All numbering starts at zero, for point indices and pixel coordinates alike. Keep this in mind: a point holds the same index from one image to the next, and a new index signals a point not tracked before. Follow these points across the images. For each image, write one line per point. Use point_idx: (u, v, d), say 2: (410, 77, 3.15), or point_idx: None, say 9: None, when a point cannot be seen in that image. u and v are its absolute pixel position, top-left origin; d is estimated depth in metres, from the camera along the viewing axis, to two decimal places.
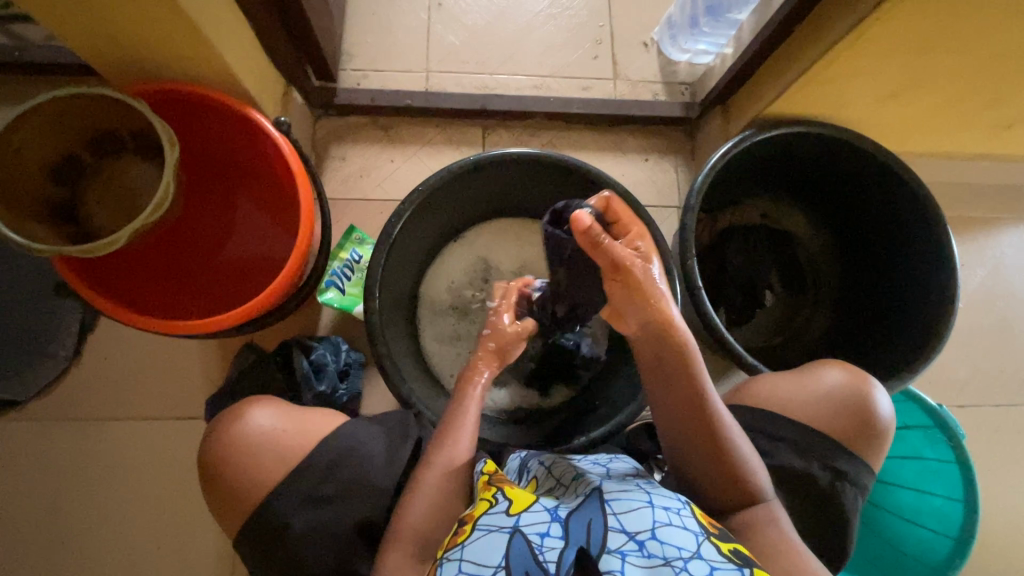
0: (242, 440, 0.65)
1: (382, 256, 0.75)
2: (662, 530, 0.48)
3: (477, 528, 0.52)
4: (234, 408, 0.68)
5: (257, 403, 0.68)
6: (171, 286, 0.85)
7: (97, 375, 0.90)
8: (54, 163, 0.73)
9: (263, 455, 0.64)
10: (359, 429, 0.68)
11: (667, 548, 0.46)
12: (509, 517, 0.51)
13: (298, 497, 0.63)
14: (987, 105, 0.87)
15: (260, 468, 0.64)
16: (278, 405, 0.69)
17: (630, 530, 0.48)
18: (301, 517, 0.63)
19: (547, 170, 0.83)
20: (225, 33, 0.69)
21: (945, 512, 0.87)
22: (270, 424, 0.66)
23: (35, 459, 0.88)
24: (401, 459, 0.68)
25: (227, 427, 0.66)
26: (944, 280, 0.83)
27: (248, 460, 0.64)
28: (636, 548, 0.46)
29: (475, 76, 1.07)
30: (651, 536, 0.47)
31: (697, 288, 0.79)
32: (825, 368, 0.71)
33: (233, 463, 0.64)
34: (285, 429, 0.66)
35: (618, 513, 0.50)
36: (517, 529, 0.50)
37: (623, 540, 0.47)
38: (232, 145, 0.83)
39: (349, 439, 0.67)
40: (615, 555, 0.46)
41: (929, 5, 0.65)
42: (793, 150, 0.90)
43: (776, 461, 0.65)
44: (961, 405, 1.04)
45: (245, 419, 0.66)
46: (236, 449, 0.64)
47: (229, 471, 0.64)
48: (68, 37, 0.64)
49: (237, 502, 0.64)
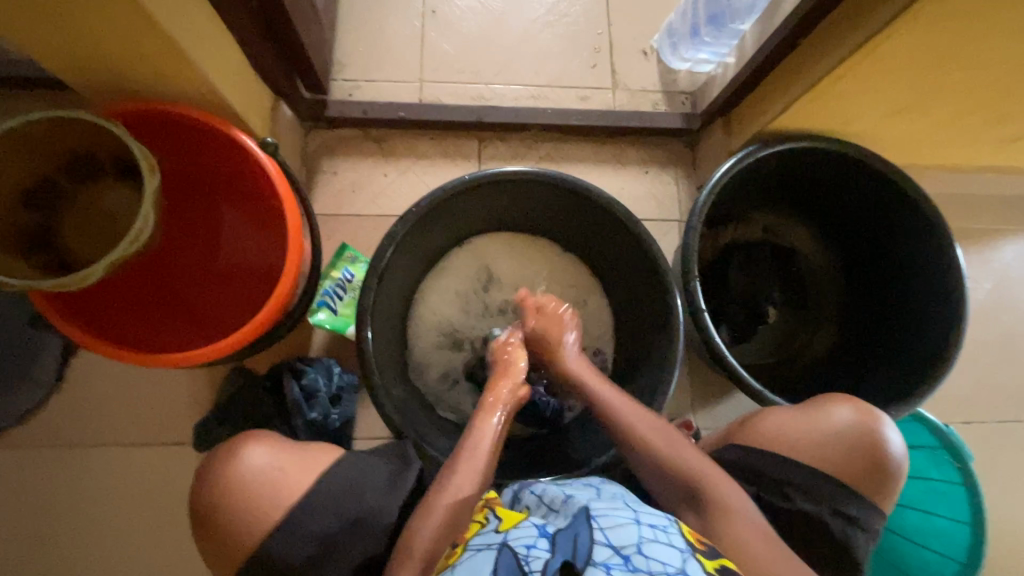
0: (238, 479, 0.61)
1: (374, 281, 0.72)
2: (648, 546, 0.46)
3: (467, 548, 0.52)
4: (228, 447, 0.64)
5: (253, 439, 0.64)
6: (156, 310, 0.82)
7: (82, 402, 0.87)
8: (30, 189, 0.70)
9: (262, 494, 0.60)
10: (356, 464, 0.65)
11: (652, 563, 0.44)
12: (498, 534, 0.52)
13: (300, 536, 0.59)
14: (995, 120, 0.85)
15: (260, 504, 0.60)
16: (275, 441, 0.65)
17: (614, 545, 0.46)
18: (303, 555, 0.59)
19: (544, 187, 0.80)
20: (207, 49, 0.66)
21: (950, 534, 0.85)
22: (267, 461, 0.62)
23: (18, 487, 0.85)
24: (405, 485, 0.65)
25: (222, 464, 0.63)
26: (952, 301, 0.81)
27: (245, 499, 0.60)
28: (621, 562, 0.45)
29: (470, 85, 1.04)
30: (637, 551, 0.45)
31: (700, 310, 0.77)
32: (836, 405, 0.69)
33: (231, 502, 0.61)
34: (283, 466, 0.62)
35: (604, 529, 0.49)
36: (504, 543, 0.50)
37: (609, 554, 0.46)
38: (216, 164, 0.80)
39: (350, 471, 0.63)
40: (600, 566, 0.44)
41: (941, 22, 0.63)
42: (797, 165, 0.88)
43: (788, 505, 0.63)
44: (965, 422, 1.02)
45: (240, 457, 0.62)
46: (235, 488, 0.61)
47: (225, 512, 0.61)
48: (43, 57, 0.61)
49: (234, 543, 0.60)
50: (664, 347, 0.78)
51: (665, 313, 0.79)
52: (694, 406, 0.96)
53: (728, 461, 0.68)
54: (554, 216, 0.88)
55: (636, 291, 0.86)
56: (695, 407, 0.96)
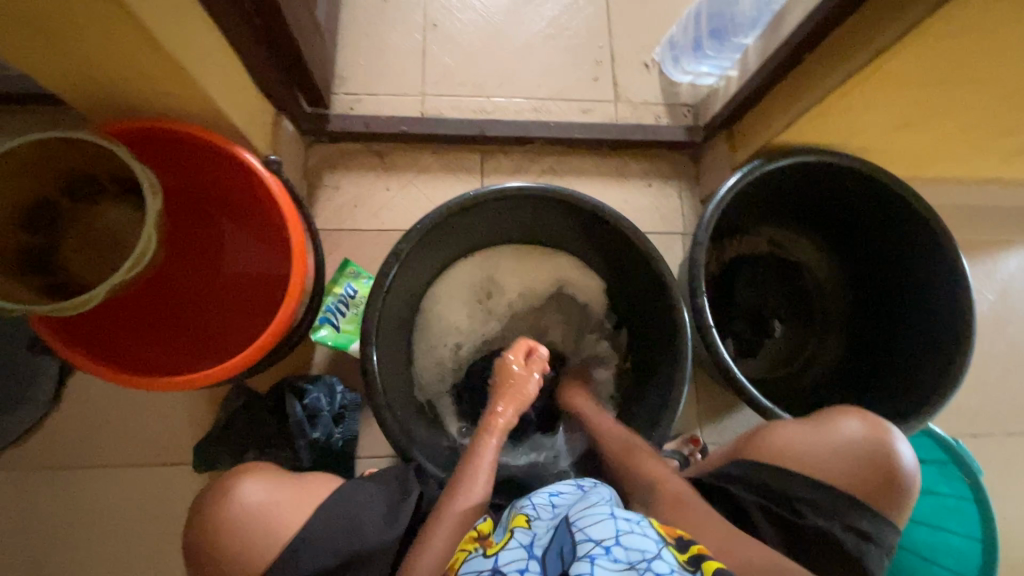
0: (231, 517, 0.58)
1: (379, 299, 0.71)
2: (626, 536, 0.46)
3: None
4: (220, 482, 0.61)
5: (245, 474, 0.61)
6: (158, 328, 0.81)
7: (79, 422, 0.85)
8: (30, 209, 0.68)
9: (256, 534, 0.57)
10: (356, 492, 0.63)
11: (631, 552, 0.44)
12: (486, 558, 0.49)
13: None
14: (999, 134, 0.85)
15: (257, 546, 0.56)
16: (261, 472, 0.62)
17: (595, 539, 0.46)
18: None
19: (550, 202, 0.79)
20: (208, 66, 0.65)
21: (963, 551, 0.84)
22: (259, 496, 0.59)
23: (13, 511, 0.83)
24: (404, 516, 0.63)
25: (213, 501, 0.59)
26: (959, 317, 0.80)
27: (240, 539, 0.57)
28: (603, 552, 0.44)
29: (472, 99, 1.04)
30: (616, 541, 0.45)
31: (708, 327, 0.76)
32: (844, 419, 0.69)
33: (226, 542, 0.57)
34: (279, 500, 0.59)
35: (584, 527, 0.47)
36: (494, 569, 0.46)
37: (591, 546, 0.45)
38: (217, 182, 0.79)
39: (348, 502, 0.61)
40: (585, 560, 0.43)
41: (946, 39, 0.63)
42: (804, 178, 0.87)
43: (805, 522, 0.62)
44: (973, 435, 1.01)
45: (231, 491, 0.59)
46: (228, 527, 0.57)
47: (219, 553, 0.57)
48: (44, 76, 0.60)
49: None
50: (672, 363, 0.77)
51: (673, 328, 0.78)
52: (700, 421, 0.95)
53: (739, 478, 0.67)
54: (559, 230, 0.87)
55: (643, 305, 0.85)
56: (701, 422, 0.95)
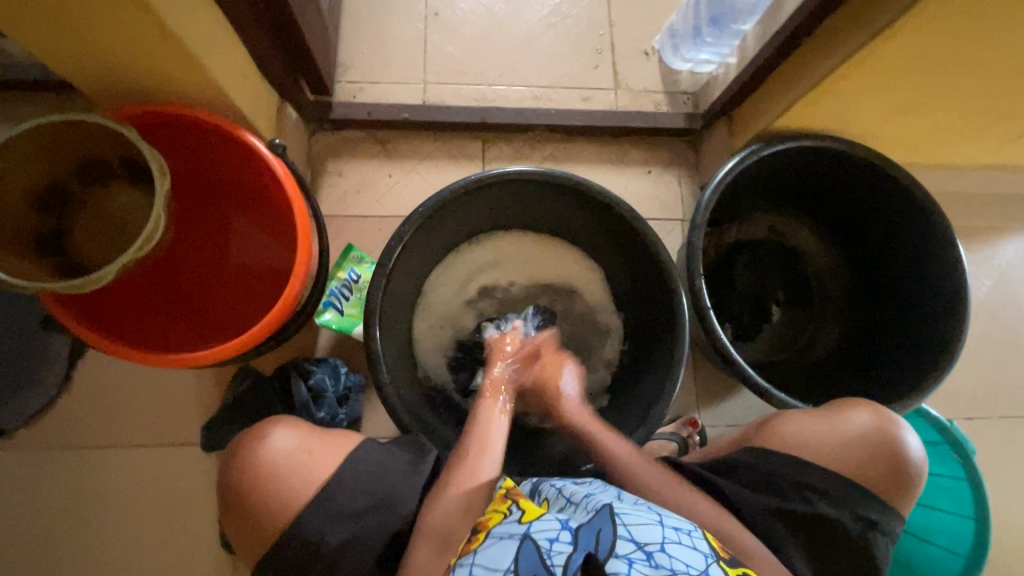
0: (264, 462, 0.62)
1: (382, 280, 0.73)
2: (671, 545, 0.47)
3: (489, 536, 0.51)
4: (254, 430, 0.65)
5: (281, 422, 0.65)
6: (167, 310, 0.83)
7: (89, 404, 0.87)
8: (42, 192, 0.70)
9: (288, 478, 0.61)
10: (379, 449, 0.64)
11: (675, 562, 0.45)
12: (520, 525, 0.51)
13: (330, 514, 0.59)
14: (997, 119, 0.85)
15: (286, 490, 0.60)
16: (296, 424, 0.65)
17: (639, 541, 0.47)
18: (332, 538, 0.59)
19: (549, 186, 0.80)
20: (214, 51, 0.66)
21: (954, 529, 0.86)
22: (292, 444, 0.62)
23: (27, 489, 0.85)
24: (424, 470, 0.65)
25: (247, 447, 0.63)
26: (954, 303, 0.81)
27: (272, 483, 0.61)
28: (644, 558, 0.45)
29: (473, 87, 1.05)
30: (660, 548, 0.46)
31: (705, 309, 0.78)
32: (854, 409, 0.69)
33: (258, 486, 0.61)
34: (308, 449, 0.63)
35: (628, 525, 0.49)
36: (527, 535, 0.49)
37: (632, 549, 0.46)
38: (223, 166, 0.80)
39: (370, 457, 0.63)
40: (623, 560, 0.45)
41: (941, 23, 0.64)
42: (801, 164, 0.88)
43: (814, 510, 0.62)
44: (968, 418, 1.03)
45: (265, 439, 0.63)
46: (261, 473, 0.61)
47: (252, 496, 0.61)
48: (55, 61, 0.61)
49: (262, 528, 0.61)
50: (669, 345, 0.79)
51: (671, 310, 0.79)
52: (698, 404, 0.97)
53: (750, 465, 0.67)
54: (559, 214, 0.88)
55: (642, 289, 0.87)
56: (700, 405, 0.97)
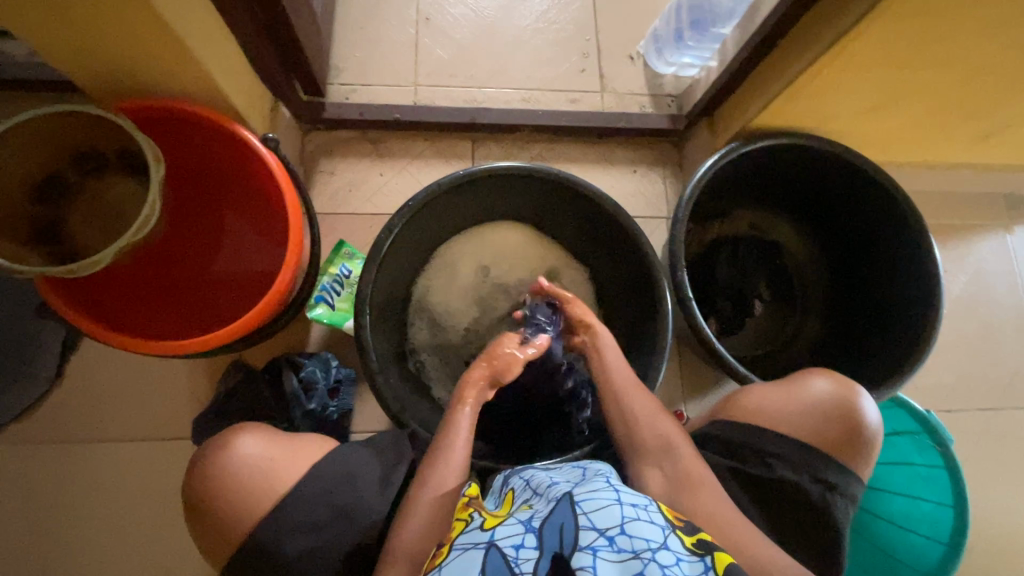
0: (231, 469, 0.62)
1: (372, 271, 0.74)
2: (631, 523, 0.43)
3: (453, 548, 0.47)
4: (219, 439, 0.65)
5: (244, 430, 0.65)
6: (160, 301, 0.84)
7: (81, 397, 0.88)
8: (36, 180, 0.71)
9: (253, 485, 0.61)
10: (350, 455, 0.66)
11: (636, 541, 0.41)
12: (484, 532, 0.47)
13: (291, 526, 0.60)
14: (966, 117, 0.89)
15: (250, 498, 0.61)
16: (264, 432, 0.66)
17: (599, 526, 0.43)
18: (292, 549, 0.60)
19: (536, 181, 0.83)
20: (210, 48, 0.68)
21: (935, 518, 0.87)
22: (259, 451, 0.63)
23: (16, 481, 0.85)
24: (395, 484, 0.66)
25: (213, 455, 0.64)
26: (927, 292, 0.84)
27: (237, 489, 0.61)
28: (607, 543, 0.41)
29: (464, 89, 1.08)
30: (621, 530, 0.42)
31: (687, 298, 0.79)
32: (813, 378, 0.71)
33: (222, 492, 0.62)
34: (274, 457, 0.63)
35: (588, 511, 0.44)
36: (492, 543, 0.45)
37: (594, 537, 0.42)
38: (220, 162, 0.82)
39: (341, 466, 0.64)
40: (587, 551, 0.41)
41: (907, 21, 0.67)
42: (778, 162, 0.92)
43: (772, 473, 0.64)
44: (947, 411, 1.05)
45: (231, 447, 0.63)
46: (225, 477, 0.62)
47: (217, 501, 0.62)
48: (54, 55, 0.63)
49: (225, 534, 0.61)
50: (653, 334, 0.81)
51: (654, 302, 0.81)
52: (685, 396, 0.99)
53: (712, 435, 0.70)
54: (546, 208, 0.90)
55: (626, 280, 0.89)
56: (685, 398, 0.98)
